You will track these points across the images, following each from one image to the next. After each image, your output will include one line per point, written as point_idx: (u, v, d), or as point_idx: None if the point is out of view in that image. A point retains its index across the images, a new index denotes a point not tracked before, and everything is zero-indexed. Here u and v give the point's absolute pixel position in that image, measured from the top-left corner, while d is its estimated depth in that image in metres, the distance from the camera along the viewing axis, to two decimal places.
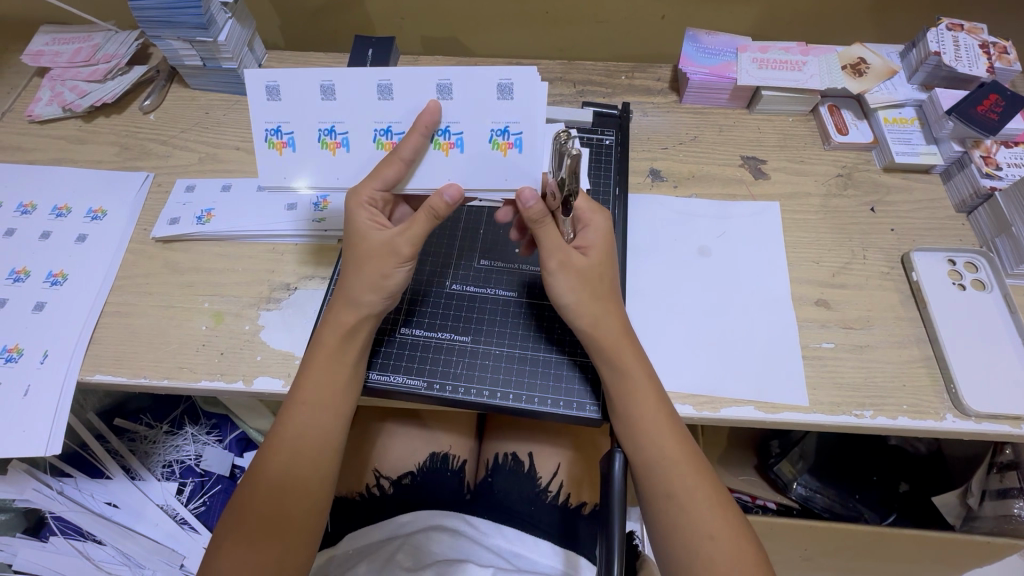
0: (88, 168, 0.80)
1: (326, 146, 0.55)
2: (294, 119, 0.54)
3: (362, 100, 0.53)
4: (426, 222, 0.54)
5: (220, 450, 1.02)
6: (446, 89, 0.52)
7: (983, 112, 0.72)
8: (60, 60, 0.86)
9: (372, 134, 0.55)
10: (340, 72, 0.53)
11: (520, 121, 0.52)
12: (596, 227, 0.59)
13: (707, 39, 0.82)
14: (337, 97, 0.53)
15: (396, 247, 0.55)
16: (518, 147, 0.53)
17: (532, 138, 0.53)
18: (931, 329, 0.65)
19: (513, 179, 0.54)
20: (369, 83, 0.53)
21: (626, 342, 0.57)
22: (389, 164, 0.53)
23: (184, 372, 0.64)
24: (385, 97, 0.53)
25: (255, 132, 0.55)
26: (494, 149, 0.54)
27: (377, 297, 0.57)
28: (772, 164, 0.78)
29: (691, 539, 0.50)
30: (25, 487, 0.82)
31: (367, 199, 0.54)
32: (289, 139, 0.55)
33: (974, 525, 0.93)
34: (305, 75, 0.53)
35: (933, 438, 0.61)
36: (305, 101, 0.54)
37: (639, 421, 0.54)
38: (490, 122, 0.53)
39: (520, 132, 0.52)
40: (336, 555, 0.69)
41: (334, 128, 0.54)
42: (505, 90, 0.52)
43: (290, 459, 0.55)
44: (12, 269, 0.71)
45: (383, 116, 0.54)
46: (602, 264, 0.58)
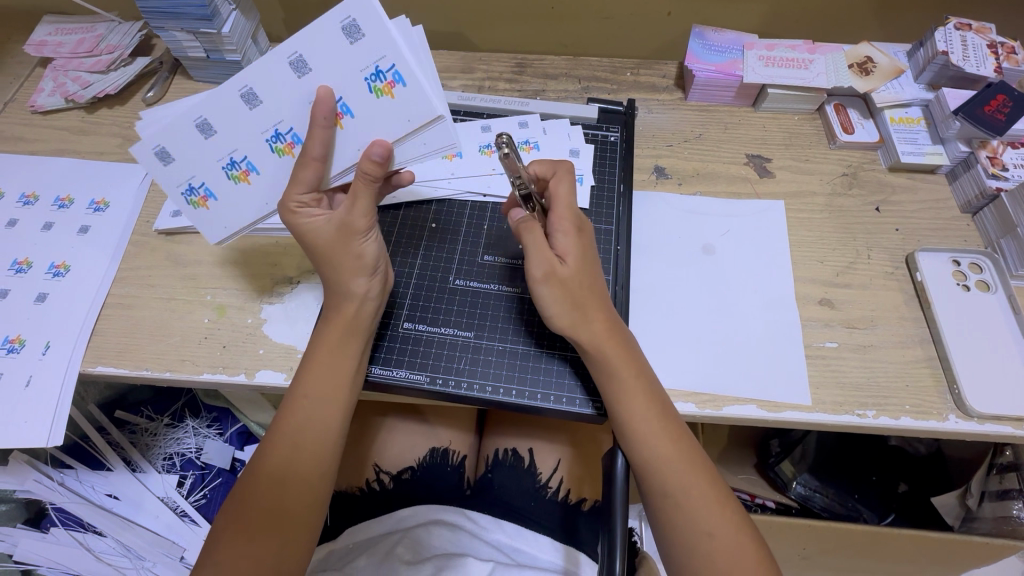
0: (90, 159, 0.80)
1: (237, 178, 0.60)
2: (196, 169, 0.59)
3: (234, 120, 0.57)
4: (366, 188, 0.55)
5: (221, 443, 1.02)
6: (300, 62, 0.54)
7: (990, 112, 0.71)
8: (63, 51, 0.86)
9: (267, 144, 0.58)
10: (204, 106, 0.56)
11: (386, 55, 0.54)
12: (568, 231, 0.58)
13: (713, 37, 0.82)
14: (217, 130, 0.57)
15: (348, 223, 0.55)
16: (400, 81, 0.55)
17: (406, 66, 0.54)
18: (935, 330, 0.64)
19: (415, 116, 0.56)
20: (231, 99, 0.56)
21: (622, 339, 0.56)
22: (304, 165, 0.54)
23: (186, 365, 0.64)
24: (254, 103, 0.56)
25: (176, 197, 0.61)
26: (379, 96, 0.55)
27: (366, 279, 0.57)
28: (778, 163, 0.78)
29: (692, 538, 0.50)
30: (25, 478, 0.83)
31: (296, 203, 0.55)
32: (205, 190, 0.60)
33: (973, 526, 0.94)
34: (175, 126, 0.57)
35: (936, 438, 0.61)
36: (193, 146, 0.58)
37: (640, 418, 0.54)
38: (360, 72, 0.55)
39: (392, 64, 0.54)
40: (337, 548, 0.69)
41: (234, 160, 0.59)
42: (351, 31, 0.54)
43: (291, 453, 0.55)
44: (15, 260, 0.71)
45: (265, 125, 0.57)
46: (580, 270, 0.57)
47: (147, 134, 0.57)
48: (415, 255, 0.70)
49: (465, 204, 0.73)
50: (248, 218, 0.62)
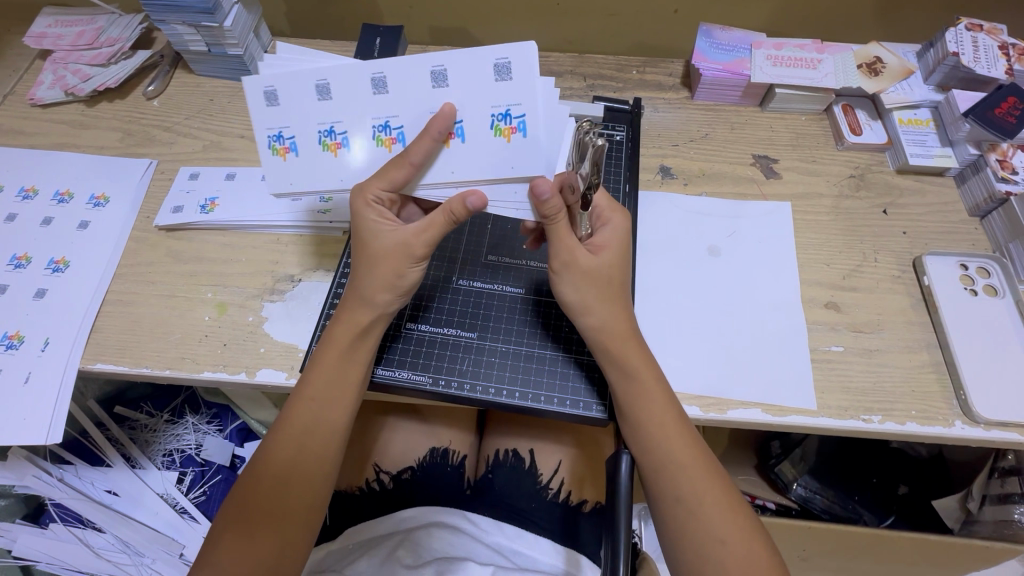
0: (90, 153, 0.79)
1: (327, 148, 0.55)
2: (295, 123, 0.54)
3: (338, 95, 0.53)
4: (444, 223, 0.54)
5: (221, 439, 1.03)
6: (441, 75, 0.52)
7: (1001, 115, 0.71)
8: (63, 43, 0.85)
9: (371, 130, 0.54)
10: (333, 68, 0.52)
11: (522, 104, 0.52)
12: (614, 226, 0.58)
13: (720, 35, 0.81)
14: (334, 96, 0.53)
15: (409, 246, 0.55)
16: (522, 131, 0.52)
17: (534, 119, 0.52)
18: (941, 334, 0.64)
19: (520, 167, 0.53)
20: (363, 76, 0.52)
21: (637, 343, 0.56)
22: (397, 165, 0.52)
23: (187, 363, 0.64)
24: (381, 90, 0.53)
25: (258, 140, 0.55)
26: (496, 135, 0.53)
27: (389, 297, 0.56)
28: (784, 164, 0.77)
29: (699, 543, 0.50)
30: (25, 473, 0.81)
31: (373, 197, 0.54)
32: (291, 144, 0.55)
33: (973, 529, 0.92)
34: (298, 77, 0.52)
35: (940, 444, 0.60)
36: (302, 103, 0.53)
37: (651, 422, 0.54)
38: (491, 108, 0.52)
39: (523, 114, 0.52)
40: (334, 549, 0.68)
41: (333, 129, 0.54)
42: (503, 71, 0.51)
43: (295, 453, 0.54)
44: (14, 255, 0.70)
45: (379, 111, 0.53)
46: (615, 265, 0.57)
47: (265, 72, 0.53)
48: None
49: None
50: (317, 188, 0.56)
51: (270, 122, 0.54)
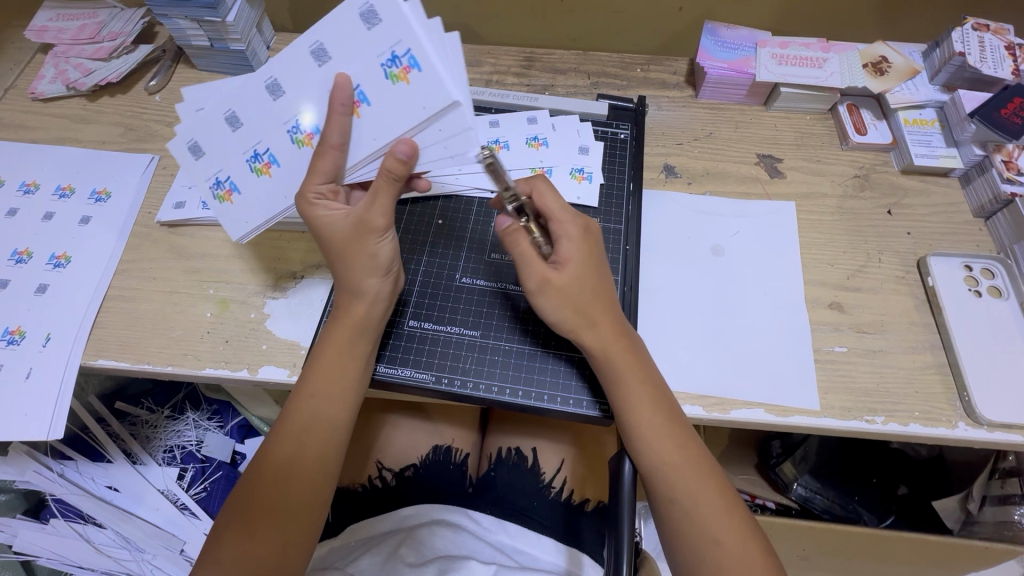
0: (91, 148, 0.79)
1: (260, 171, 0.59)
2: (226, 161, 0.60)
3: (252, 116, 0.58)
4: (388, 186, 0.53)
5: (221, 436, 1.03)
6: (321, 51, 0.54)
7: (1007, 115, 0.70)
8: (64, 37, 0.84)
9: (287, 134, 0.57)
10: (231, 96, 0.57)
11: (403, 41, 0.52)
12: (569, 236, 0.57)
13: (725, 33, 0.81)
14: (242, 121, 0.58)
15: (364, 220, 0.54)
16: (416, 66, 0.52)
17: (421, 50, 0.51)
18: (945, 336, 0.64)
19: (429, 103, 0.52)
20: (258, 89, 0.57)
21: (626, 344, 0.56)
22: (322, 154, 0.54)
23: (189, 359, 0.64)
24: (277, 93, 0.56)
25: (204, 191, 0.62)
26: (394, 81, 0.53)
27: (377, 279, 0.56)
28: (788, 163, 0.77)
29: (700, 545, 0.50)
30: (26, 468, 0.82)
31: (315, 194, 0.55)
32: (230, 184, 0.60)
33: (974, 530, 0.92)
34: (207, 116, 0.58)
35: (943, 445, 0.60)
36: (222, 139, 0.59)
37: (647, 424, 0.53)
38: (377, 58, 0.53)
39: (408, 49, 0.52)
40: (336, 547, 0.68)
41: (258, 153, 0.59)
42: (370, 17, 0.52)
43: (296, 450, 0.54)
44: (15, 250, 0.70)
45: (286, 115, 0.57)
46: (582, 276, 0.56)
47: (183, 127, 0.59)
48: (422, 251, 0.69)
49: (473, 201, 0.72)
50: (265, 214, 0.61)
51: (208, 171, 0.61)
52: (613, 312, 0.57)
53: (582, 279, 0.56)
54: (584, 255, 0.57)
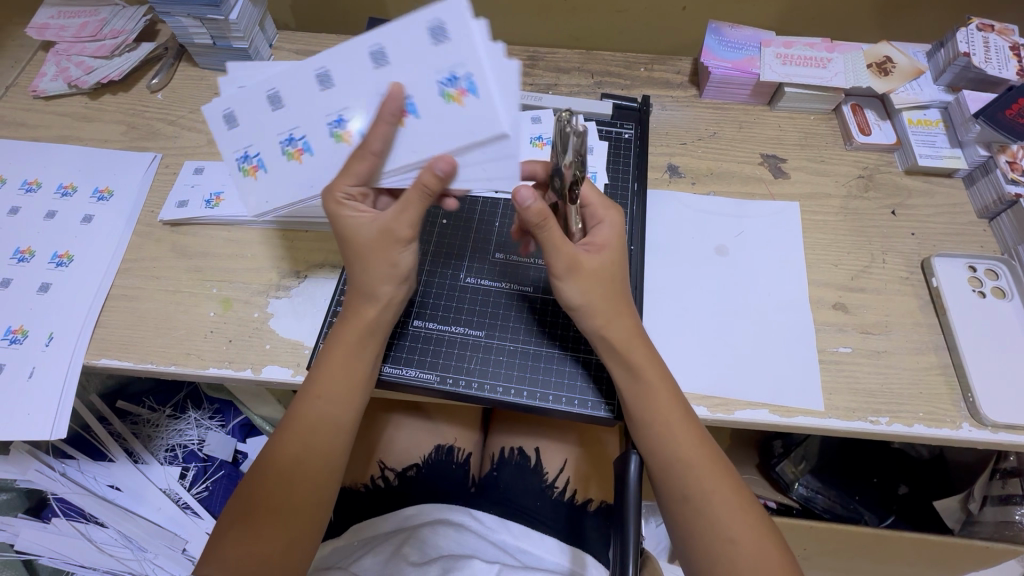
0: (93, 146, 0.79)
1: (291, 156, 0.57)
2: (258, 139, 0.58)
3: (301, 98, 0.55)
4: (420, 201, 0.52)
5: (223, 435, 1.03)
6: (380, 54, 0.52)
7: (1012, 116, 0.70)
8: (66, 34, 0.84)
9: (327, 128, 0.55)
10: (280, 78, 0.55)
11: (466, 64, 0.50)
12: (610, 222, 0.58)
13: (729, 33, 0.81)
14: (285, 103, 0.56)
15: (392, 231, 0.53)
16: (473, 91, 0.50)
17: (483, 76, 0.50)
18: (949, 337, 0.64)
19: (479, 129, 0.50)
20: (308, 77, 0.54)
21: (643, 343, 0.56)
22: (359, 157, 0.51)
23: (192, 359, 0.63)
24: (326, 85, 0.54)
25: (229, 163, 0.59)
26: (448, 101, 0.51)
27: (393, 288, 0.56)
28: (792, 164, 0.77)
29: (707, 544, 0.50)
30: (28, 467, 0.82)
31: (344, 194, 0.53)
32: (258, 161, 0.58)
33: (973, 530, 0.93)
34: (250, 93, 0.56)
35: (948, 446, 0.60)
36: (260, 118, 0.57)
37: (661, 424, 0.53)
38: (436, 75, 0.51)
39: (469, 73, 0.50)
40: (339, 546, 0.68)
41: (293, 136, 0.56)
42: (439, 33, 0.50)
43: (302, 450, 0.54)
44: (17, 248, 0.70)
45: (330, 108, 0.54)
46: (616, 263, 0.56)
47: (224, 96, 0.57)
48: (425, 251, 0.69)
49: (477, 200, 0.72)
50: (286, 200, 0.58)
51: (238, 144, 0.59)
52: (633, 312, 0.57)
53: (617, 267, 0.56)
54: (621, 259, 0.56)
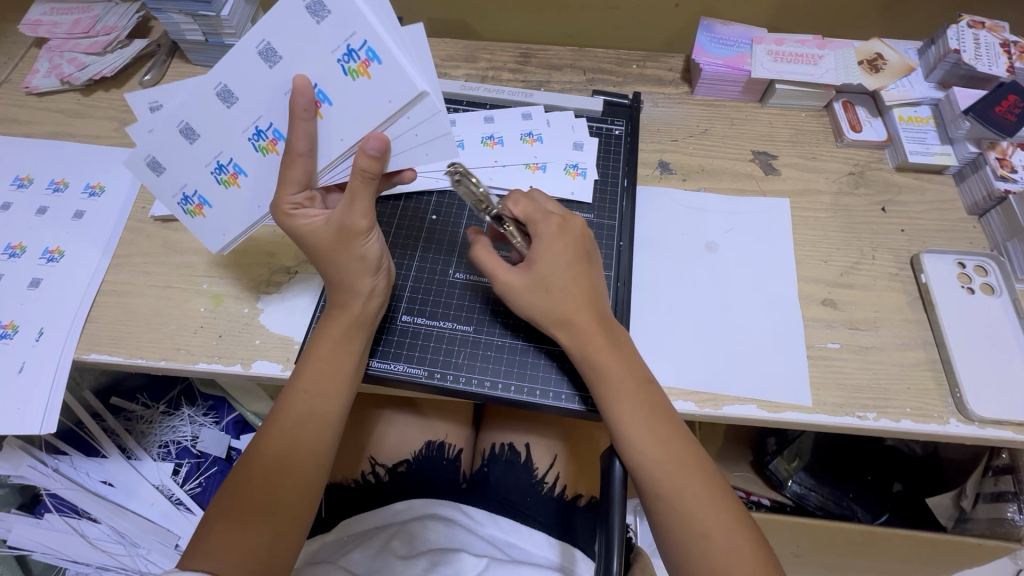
0: (85, 143, 0.79)
1: (228, 182, 0.57)
2: (188, 176, 0.57)
3: (213, 123, 0.54)
4: (364, 186, 0.51)
5: (217, 431, 1.02)
6: (269, 51, 0.50)
7: (1002, 112, 0.70)
8: (59, 31, 0.84)
9: (250, 142, 0.54)
10: (182, 109, 0.53)
11: (357, 33, 0.49)
12: (546, 236, 0.57)
13: (721, 30, 0.81)
14: (198, 133, 0.54)
15: (348, 225, 0.53)
16: (375, 58, 0.49)
17: (379, 41, 0.49)
18: (938, 333, 0.64)
19: (395, 96, 0.50)
20: (209, 99, 0.53)
21: (610, 341, 0.56)
22: (291, 163, 0.51)
23: (181, 354, 0.64)
24: (230, 100, 0.52)
25: (172, 207, 0.59)
26: (355, 76, 0.50)
27: (371, 279, 0.57)
28: (784, 160, 0.77)
29: (687, 540, 0.49)
30: (20, 463, 0.83)
31: (292, 204, 0.54)
32: (198, 198, 0.58)
33: (966, 527, 0.92)
34: (160, 134, 0.55)
35: (936, 442, 0.60)
36: (180, 154, 0.56)
37: (632, 423, 0.53)
38: (333, 53, 0.50)
39: (364, 41, 0.49)
40: (329, 542, 0.68)
41: (221, 163, 0.56)
42: (318, 9, 0.49)
43: (288, 445, 0.54)
44: (9, 244, 0.70)
45: (246, 122, 0.53)
46: (552, 275, 0.56)
47: (136, 144, 0.55)
48: (415, 247, 0.69)
49: None
50: (242, 224, 0.60)
51: (172, 186, 0.59)
52: (600, 310, 0.57)
53: (552, 273, 0.56)
54: (569, 256, 0.57)
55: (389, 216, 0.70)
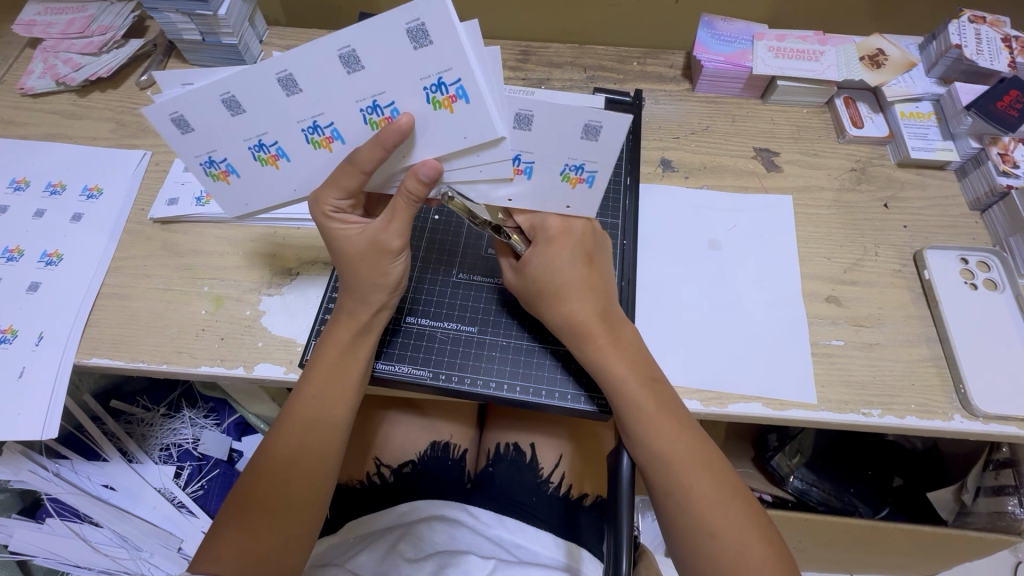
0: (83, 144, 0.78)
1: (265, 160, 0.54)
2: (221, 146, 0.53)
3: (267, 104, 0.49)
4: (407, 207, 0.52)
5: (218, 433, 1.04)
6: (351, 58, 0.45)
7: (1004, 108, 0.70)
8: (53, 32, 0.83)
9: (302, 133, 0.51)
10: (234, 82, 0.47)
11: (453, 68, 0.45)
12: (553, 252, 0.57)
13: (722, 26, 0.80)
14: (246, 108, 0.49)
15: (381, 242, 0.54)
16: (464, 98, 0.46)
17: (475, 86, 0.45)
18: (941, 329, 0.64)
19: (473, 136, 0.48)
20: (269, 83, 0.47)
21: (613, 340, 0.56)
22: (348, 174, 0.50)
23: (183, 357, 0.63)
24: (292, 90, 0.47)
25: (192, 166, 0.55)
26: (436, 108, 0.47)
27: (386, 295, 0.57)
28: (785, 157, 0.77)
29: (692, 537, 0.50)
30: (20, 467, 0.80)
31: (332, 207, 0.53)
32: (227, 167, 0.55)
33: (967, 521, 0.93)
34: (200, 98, 0.48)
35: (940, 437, 0.61)
36: (216, 123, 0.51)
37: (636, 423, 0.53)
38: (421, 80, 0.46)
39: (458, 79, 0.45)
40: (335, 543, 0.68)
41: (263, 143, 0.52)
42: (418, 35, 0.43)
43: (298, 447, 0.54)
44: (6, 247, 0.69)
45: (304, 115, 0.49)
46: (547, 275, 0.57)
47: (164, 99, 0.49)
48: (418, 248, 0.68)
49: None
50: (272, 199, 0.58)
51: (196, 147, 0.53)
52: (605, 309, 0.57)
53: (547, 276, 0.57)
54: (570, 256, 0.57)
55: None
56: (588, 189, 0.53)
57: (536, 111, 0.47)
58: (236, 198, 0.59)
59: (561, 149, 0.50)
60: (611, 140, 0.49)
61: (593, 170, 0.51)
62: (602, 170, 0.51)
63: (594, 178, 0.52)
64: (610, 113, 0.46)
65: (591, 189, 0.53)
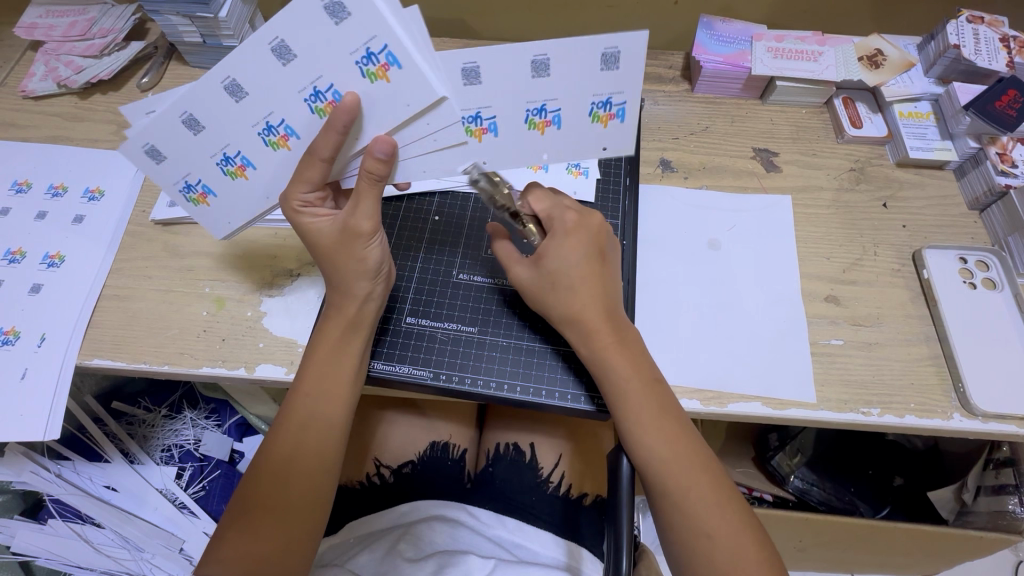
0: (84, 146, 0.78)
1: (234, 174, 0.56)
2: (192, 167, 0.55)
3: (221, 114, 0.51)
4: (370, 188, 0.52)
5: (220, 434, 1.04)
6: (283, 48, 0.47)
7: (1001, 107, 0.70)
8: (55, 34, 0.83)
9: (261, 137, 0.53)
10: (187, 99, 0.50)
11: (377, 36, 0.46)
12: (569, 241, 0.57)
13: (721, 27, 0.81)
14: (204, 124, 0.52)
15: (351, 227, 0.53)
16: (395, 64, 0.47)
17: (403, 48, 0.46)
18: (940, 328, 0.64)
19: (415, 101, 0.49)
20: (217, 92, 0.50)
21: (618, 339, 0.56)
22: (310, 165, 0.51)
23: (185, 358, 0.63)
24: (239, 95, 0.50)
25: (173, 193, 0.58)
26: (372, 80, 0.48)
27: (366, 283, 0.56)
28: (785, 157, 0.77)
29: (690, 538, 0.50)
30: (23, 469, 0.80)
31: (300, 202, 0.54)
32: (203, 188, 0.58)
33: (967, 520, 0.92)
34: (163, 122, 0.52)
35: (939, 436, 0.61)
36: (183, 144, 0.54)
37: (638, 424, 0.53)
38: (351, 54, 0.47)
39: (385, 45, 0.46)
40: (335, 544, 0.68)
41: (229, 156, 0.54)
42: (336, 9, 0.45)
43: (296, 448, 0.54)
44: (8, 249, 0.69)
45: (255, 118, 0.51)
46: (563, 267, 0.56)
47: (133, 131, 0.53)
48: (417, 248, 0.69)
49: (467, 197, 0.72)
50: (248, 213, 0.60)
51: (173, 174, 0.57)
52: (610, 308, 0.57)
53: (561, 268, 0.56)
54: (582, 253, 0.57)
55: (392, 217, 0.70)
56: (620, 125, 0.56)
57: (553, 52, 0.51)
58: (219, 221, 0.61)
59: (585, 89, 0.53)
60: (633, 66, 0.52)
61: (621, 102, 0.54)
62: (630, 100, 0.54)
63: (624, 110, 0.55)
64: (625, 34, 0.50)
65: (623, 123, 0.56)
